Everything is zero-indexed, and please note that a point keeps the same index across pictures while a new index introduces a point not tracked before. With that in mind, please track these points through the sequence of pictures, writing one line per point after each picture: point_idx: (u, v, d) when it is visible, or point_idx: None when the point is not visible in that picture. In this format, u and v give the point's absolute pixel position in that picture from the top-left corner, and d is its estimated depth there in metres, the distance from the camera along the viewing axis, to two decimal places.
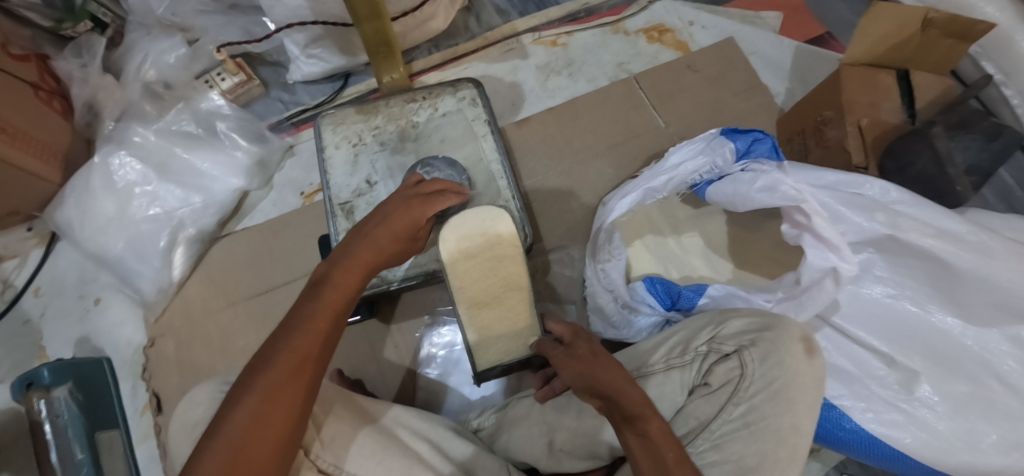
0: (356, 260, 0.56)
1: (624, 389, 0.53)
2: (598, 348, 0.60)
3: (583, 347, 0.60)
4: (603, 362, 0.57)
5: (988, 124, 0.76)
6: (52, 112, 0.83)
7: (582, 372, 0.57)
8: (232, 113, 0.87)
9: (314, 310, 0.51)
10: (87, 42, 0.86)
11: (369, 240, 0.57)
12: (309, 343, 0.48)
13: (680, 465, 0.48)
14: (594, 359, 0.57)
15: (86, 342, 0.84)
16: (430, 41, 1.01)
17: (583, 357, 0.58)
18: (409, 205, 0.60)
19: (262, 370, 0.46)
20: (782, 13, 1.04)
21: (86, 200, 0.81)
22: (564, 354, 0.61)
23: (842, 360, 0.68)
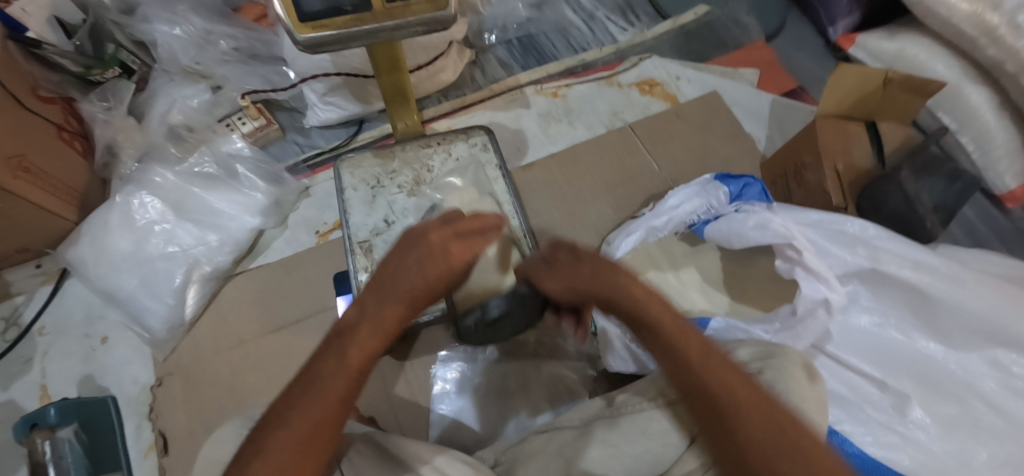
0: (387, 310, 0.54)
1: (624, 287, 0.57)
2: (582, 252, 0.61)
3: (562, 254, 0.62)
4: (590, 265, 0.59)
5: (950, 167, 0.84)
6: (73, 152, 0.85)
7: (573, 284, 0.59)
8: (250, 155, 0.90)
9: (335, 367, 0.50)
10: (114, 86, 0.91)
11: (406, 288, 0.55)
12: (323, 404, 0.48)
13: (705, 359, 0.51)
14: (582, 263, 0.60)
15: (90, 382, 0.83)
16: (440, 91, 1.08)
17: (567, 266, 0.60)
18: (449, 250, 0.57)
19: (276, 433, 0.46)
20: (759, 69, 1.14)
21: (102, 239, 0.82)
22: (547, 268, 0.62)
23: (838, 385, 0.71)
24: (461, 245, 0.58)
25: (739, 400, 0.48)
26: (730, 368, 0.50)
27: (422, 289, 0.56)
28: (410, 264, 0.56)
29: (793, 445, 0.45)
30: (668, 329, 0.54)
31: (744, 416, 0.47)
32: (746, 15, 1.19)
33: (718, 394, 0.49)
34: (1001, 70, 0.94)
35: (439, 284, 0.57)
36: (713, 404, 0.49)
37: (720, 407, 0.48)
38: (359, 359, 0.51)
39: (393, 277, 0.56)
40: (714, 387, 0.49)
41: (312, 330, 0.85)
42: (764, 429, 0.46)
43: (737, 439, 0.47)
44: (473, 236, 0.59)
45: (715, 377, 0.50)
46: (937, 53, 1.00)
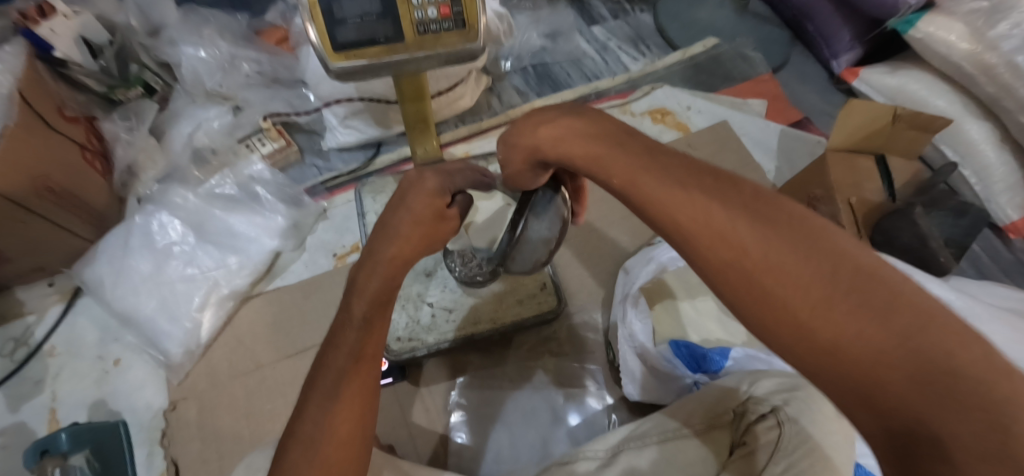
0: (382, 259, 0.50)
1: (598, 152, 0.45)
2: (557, 120, 0.47)
3: (565, 121, 0.47)
4: (563, 143, 0.47)
5: (956, 202, 0.88)
6: (95, 173, 0.86)
7: (546, 153, 0.48)
8: (271, 178, 0.92)
9: (348, 322, 0.49)
10: (136, 107, 0.93)
11: (396, 234, 0.50)
12: (347, 358, 0.47)
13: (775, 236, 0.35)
14: (557, 138, 0.47)
15: (102, 405, 0.81)
16: (457, 116, 1.11)
17: (555, 139, 0.47)
18: (426, 183, 0.53)
19: (309, 396, 0.47)
20: (766, 100, 1.17)
21: (121, 259, 0.83)
22: (533, 149, 0.49)
23: None
24: (434, 175, 0.54)
25: (767, 253, 0.34)
26: (771, 215, 0.35)
27: (416, 231, 0.51)
28: (396, 210, 0.52)
29: (844, 277, 0.32)
30: (672, 193, 0.39)
31: (771, 276, 0.34)
32: (752, 49, 1.23)
33: (730, 257, 0.35)
34: (1000, 107, 0.97)
35: (432, 221, 0.52)
36: (725, 273, 0.36)
37: (752, 275, 0.34)
38: (359, 308, 0.49)
39: (382, 227, 0.52)
40: (735, 252, 0.35)
41: None
42: (789, 279, 0.33)
43: (773, 302, 0.33)
44: (445, 170, 0.56)
45: (743, 236, 0.35)
46: (937, 89, 1.04)
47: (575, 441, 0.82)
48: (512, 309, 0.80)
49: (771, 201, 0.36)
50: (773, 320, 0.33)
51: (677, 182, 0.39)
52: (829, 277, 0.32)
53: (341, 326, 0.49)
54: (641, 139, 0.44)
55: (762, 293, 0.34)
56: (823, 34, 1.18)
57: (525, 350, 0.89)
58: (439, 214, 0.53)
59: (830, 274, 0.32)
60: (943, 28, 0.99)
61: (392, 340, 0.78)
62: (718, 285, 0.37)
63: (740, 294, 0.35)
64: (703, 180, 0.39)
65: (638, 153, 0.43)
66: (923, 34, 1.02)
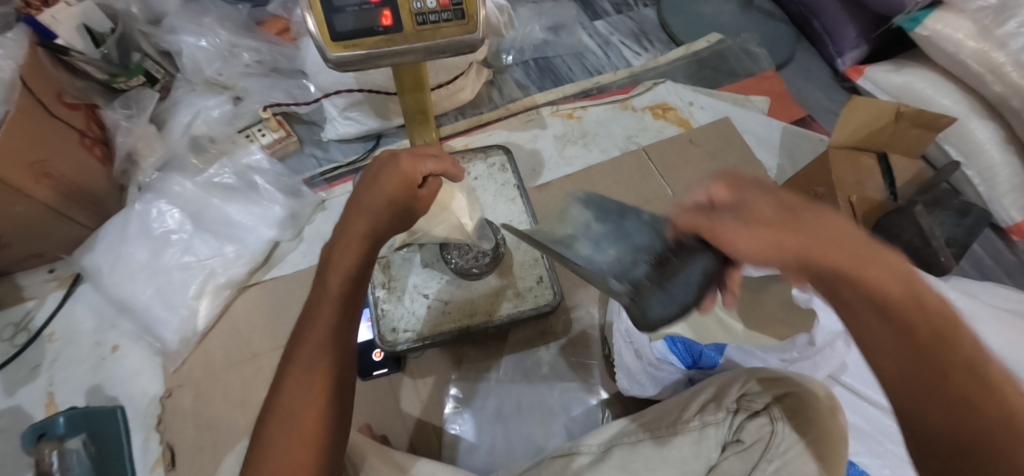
0: (351, 233, 0.53)
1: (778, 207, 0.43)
2: (714, 184, 0.46)
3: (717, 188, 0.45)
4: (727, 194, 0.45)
5: (959, 202, 0.87)
6: (92, 158, 0.86)
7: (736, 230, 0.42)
8: (270, 168, 0.93)
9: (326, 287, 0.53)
10: (137, 95, 0.93)
11: (363, 208, 0.54)
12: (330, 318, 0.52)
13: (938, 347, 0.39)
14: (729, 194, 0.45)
15: (98, 391, 0.81)
16: (457, 109, 1.11)
17: (726, 198, 0.45)
18: (397, 164, 0.55)
19: (286, 374, 0.51)
20: (769, 97, 1.15)
21: (119, 247, 0.84)
22: (737, 219, 0.42)
23: (857, 418, 0.73)
24: (406, 155, 0.55)
25: (943, 328, 0.39)
26: (922, 302, 0.40)
27: (374, 205, 0.54)
28: (365, 188, 0.55)
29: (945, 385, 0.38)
30: (857, 257, 0.41)
31: (948, 344, 0.39)
32: (757, 45, 1.21)
33: (924, 327, 0.39)
34: (1007, 106, 0.96)
35: (394, 197, 0.54)
36: (908, 336, 0.39)
37: (927, 343, 0.39)
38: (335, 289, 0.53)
39: (354, 204, 0.55)
40: (919, 321, 0.39)
41: None
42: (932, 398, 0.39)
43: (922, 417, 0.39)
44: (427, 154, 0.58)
45: (916, 309, 0.40)
46: (942, 88, 1.03)
47: (569, 435, 0.82)
48: (509, 302, 0.80)
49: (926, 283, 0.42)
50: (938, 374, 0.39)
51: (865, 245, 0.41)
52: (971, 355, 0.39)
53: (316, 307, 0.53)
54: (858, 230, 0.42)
55: (936, 355, 0.39)
56: (829, 32, 1.17)
57: (521, 344, 0.89)
58: (406, 189, 0.55)
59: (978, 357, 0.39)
60: (951, 25, 0.98)
61: (387, 331, 0.78)
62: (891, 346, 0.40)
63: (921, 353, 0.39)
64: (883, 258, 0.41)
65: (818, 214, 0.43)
66: (929, 31, 1.00)
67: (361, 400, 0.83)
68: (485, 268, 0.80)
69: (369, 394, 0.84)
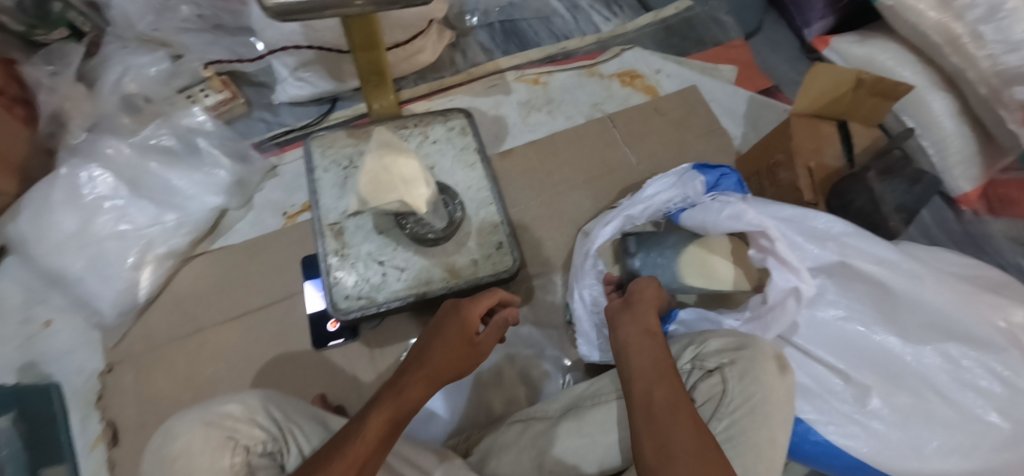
0: (428, 366, 0.55)
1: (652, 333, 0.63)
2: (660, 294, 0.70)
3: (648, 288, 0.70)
4: (650, 304, 0.67)
5: (911, 170, 0.86)
6: (10, 118, 0.81)
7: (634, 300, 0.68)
8: (214, 130, 0.87)
9: (384, 404, 0.51)
10: (60, 49, 0.88)
11: (444, 342, 0.57)
12: (386, 425, 0.49)
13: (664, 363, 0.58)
14: (646, 303, 0.67)
15: (30, 369, 0.77)
16: (418, 73, 1.07)
17: (644, 296, 0.68)
18: (469, 306, 0.61)
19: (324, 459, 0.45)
20: (735, 66, 1.14)
21: (45, 214, 0.78)
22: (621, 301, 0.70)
23: (804, 378, 0.67)
24: (472, 304, 0.61)
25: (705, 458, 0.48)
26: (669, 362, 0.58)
27: (445, 357, 0.56)
28: (438, 329, 0.59)
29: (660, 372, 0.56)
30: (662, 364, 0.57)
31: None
32: (725, 14, 1.20)
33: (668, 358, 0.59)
34: (962, 78, 0.96)
35: (463, 347, 0.58)
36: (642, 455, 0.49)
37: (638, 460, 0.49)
38: (395, 413, 0.50)
39: (425, 344, 0.58)
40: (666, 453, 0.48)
41: (279, 317, 0.81)
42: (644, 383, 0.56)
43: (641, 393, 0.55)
44: (482, 299, 0.63)
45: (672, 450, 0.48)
46: (902, 59, 1.02)
47: (530, 401, 0.82)
48: (466, 269, 0.77)
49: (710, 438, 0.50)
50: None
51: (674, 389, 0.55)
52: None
53: (368, 410, 0.50)
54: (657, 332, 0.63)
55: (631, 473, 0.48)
56: (796, 1, 1.15)
57: None
58: (469, 338, 0.58)
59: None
60: None
61: (340, 298, 0.74)
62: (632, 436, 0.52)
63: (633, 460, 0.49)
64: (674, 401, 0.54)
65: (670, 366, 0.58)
66: (894, 1, 0.99)
67: (315, 372, 0.79)
68: (440, 234, 0.76)
69: (322, 366, 0.79)
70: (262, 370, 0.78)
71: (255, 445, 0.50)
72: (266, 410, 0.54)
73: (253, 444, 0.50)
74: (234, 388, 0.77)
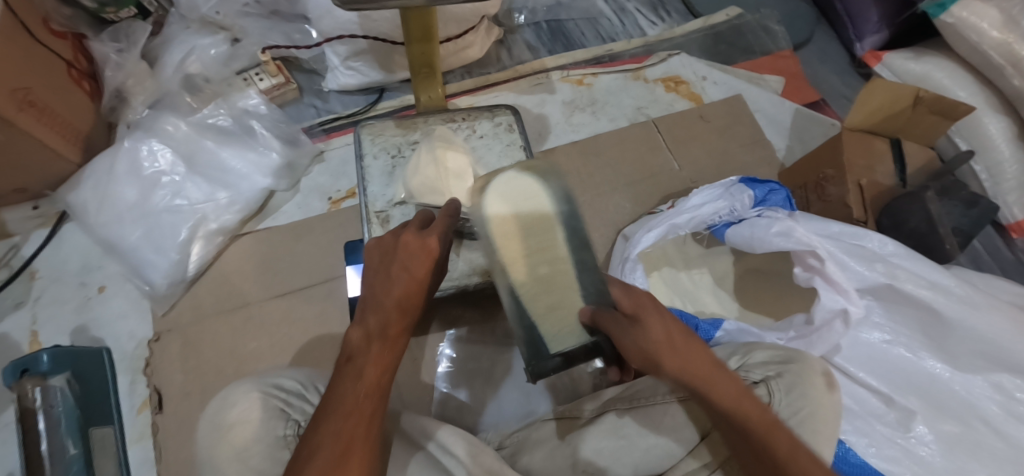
0: (388, 306, 0.51)
1: (722, 384, 0.50)
2: (671, 323, 0.52)
3: (657, 327, 0.51)
4: (689, 348, 0.51)
5: (967, 193, 0.85)
6: (78, 91, 0.85)
7: (660, 362, 0.50)
8: (267, 113, 0.90)
9: (356, 373, 0.48)
10: (128, 27, 0.91)
11: (397, 288, 0.51)
12: (368, 390, 0.48)
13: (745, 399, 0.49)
14: (682, 351, 0.51)
15: (84, 332, 0.80)
16: (464, 67, 1.08)
17: (659, 341, 0.51)
18: (426, 241, 0.54)
19: (316, 441, 0.45)
20: (783, 77, 1.13)
21: (107, 185, 0.82)
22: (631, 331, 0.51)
23: (847, 398, 0.66)
24: (413, 237, 0.53)
25: None
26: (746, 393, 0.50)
27: (416, 287, 0.52)
28: (394, 269, 0.52)
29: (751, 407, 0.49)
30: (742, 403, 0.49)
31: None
32: (776, 23, 1.18)
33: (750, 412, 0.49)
34: None
35: (429, 276, 0.54)
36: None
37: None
38: (388, 353, 0.50)
39: (373, 293, 0.52)
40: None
41: (320, 298, 0.83)
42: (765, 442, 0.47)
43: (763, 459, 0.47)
44: (439, 227, 0.55)
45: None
46: (959, 79, 1.00)
47: (558, 400, 0.83)
48: None
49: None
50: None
51: (795, 445, 0.47)
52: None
53: (354, 366, 0.49)
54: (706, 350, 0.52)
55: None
56: (850, 14, 1.13)
57: None
58: (432, 267, 0.53)
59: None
60: (976, 13, 0.94)
61: None
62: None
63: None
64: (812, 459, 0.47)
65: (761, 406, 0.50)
66: (955, 18, 0.96)
67: None
68: None
69: None
70: (301, 350, 0.80)
71: (306, 420, 0.54)
72: (316, 388, 0.58)
73: (303, 419, 0.55)
74: (274, 365, 0.79)
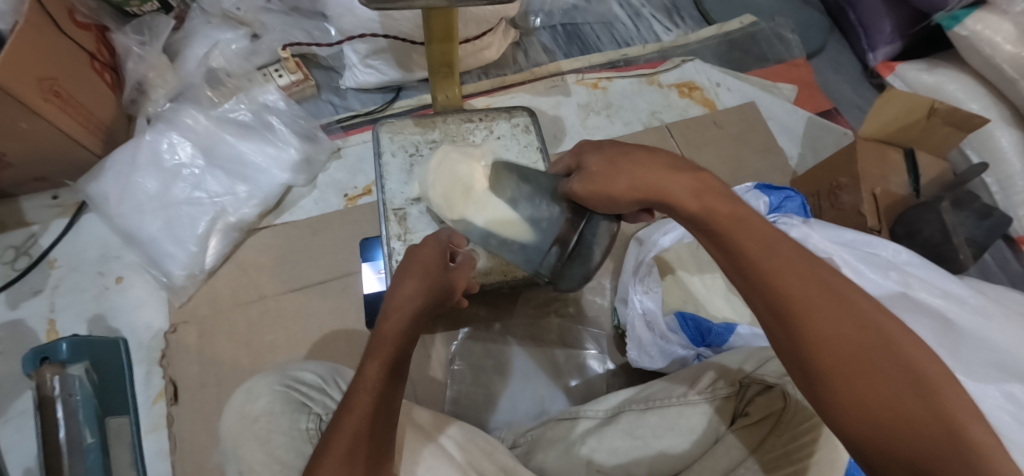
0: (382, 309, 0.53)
1: (680, 193, 0.48)
2: (614, 155, 0.55)
3: (598, 162, 0.56)
4: (639, 164, 0.52)
5: (980, 204, 0.85)
6: (101, 82, 0.85)
7: (610, 192, 0.54)
8: (286, 108, 0.91)
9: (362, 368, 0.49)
10: (150, 20, 0.92)
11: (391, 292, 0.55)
12: (372, 382, 0.47)
13: (735, 221, 0.45)
14: (634, 171, 0.52)
15: (101, 321, 0.81)
16: (481, 69, 1.09)
17: (606, 173, 0.55)
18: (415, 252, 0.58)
19: (328, 440, 0.44)
20: (796, 86, 1.14)
21: (128, 176, 0.83)
22: (585, 184, 0.57)
23: None
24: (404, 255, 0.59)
25: (851, 340, 0.38)
26: (747, 220, 0.45)
27: (417, 274, 0.55)
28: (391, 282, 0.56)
29: (750, 239, 0.43)
30: (741, 236, 0.44)
31: (879, 419, 0.36)
32: (790, 31, 1.19)
33: (746, 242, 0.43)
34: None
35: (425, 272, 0.56)
36: (798, 357, 0.40)
37: (839, 374, 0.38)
38: (387, 347, 0.50)
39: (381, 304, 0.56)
40: (831, 343, 0.38)
41: (335, 294, 0.84)
42: (785, 273, 0.41)
43: (775, 302, 0.40)
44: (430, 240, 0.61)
45: (852, 326, 0.39)
46: (972, 91, 1.01)
47: (571, 400, 0.83)
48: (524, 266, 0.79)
49: (839, 275, 0.42)
50: (878, 443, 0.36)
51: (772, 239, 0.43)
52: (947, 423, 0.35)
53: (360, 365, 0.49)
54: (712, 182, 0.49)
55: (816, 399, 0.39)
56: (864, 24, 1.14)
57: (531, 307, 0.90)
58: (423, 266, 0.56)
59: (947, 443, 0.35)
60: (991, 27, 0.95)
61: None
62: (763, 326, 0.42)
63: (798, 362, 0.39)
64: (791, 249, 0.42)
65: (733, 201, 0.46)
66: (968, 31, 0.97)
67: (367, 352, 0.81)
68: None
69: None
70: (317, 344, 0.81)
71: (327, 415, 0.55)
72: (335, 383, 0.59)
73: (323, 413, 0.55)
74: (290, 358, 0.80)
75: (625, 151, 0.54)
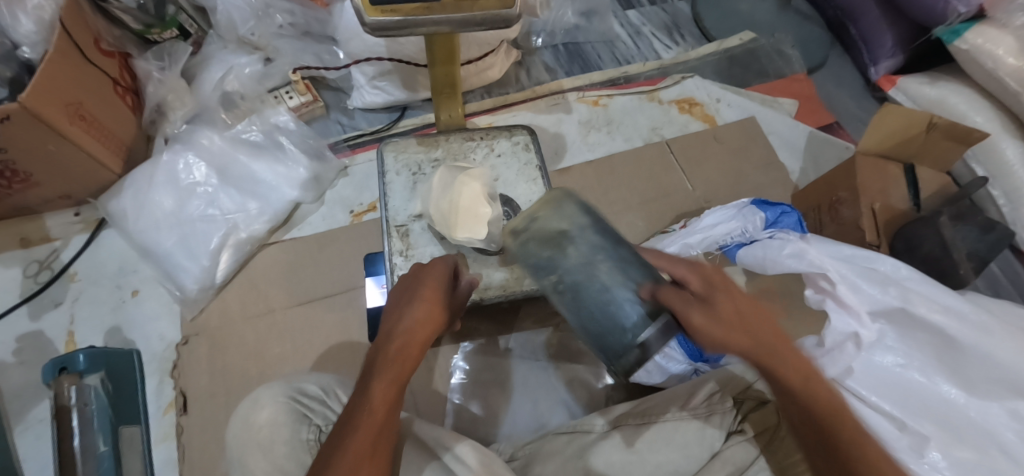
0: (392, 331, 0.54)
1: (789, 357, 0.50)
2: (733, 303, 0.52)
3: (724, 305, 0.51)
4: (758, 322, 0.51)
5: (983, 218, 0.85)
6: (123, 105, 0.90)
7: (730, 342, 0.50)
8: (296, 129, 0.95)
9: (370, 386, 0.50)
10: (170, 47, 0.97)
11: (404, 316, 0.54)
12: (384, 402, 0.49)
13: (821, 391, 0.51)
14: (752, 329, 0.50)
15: (118, 333, 0.84)
16: (484, 88, 1.12)
17: (728, 319, 0.50)
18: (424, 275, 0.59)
19: (334, 453, 0.47)
20: (798, 100, 1.15)
21: (146, 194, 0.87)
22: (704, 317, 0.50)
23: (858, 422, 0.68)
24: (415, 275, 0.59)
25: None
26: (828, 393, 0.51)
27: (430, 300, 0.56)
28: (398, 306, 0.56)
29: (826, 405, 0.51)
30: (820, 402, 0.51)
31: None
32: (791, 47, 1.20)
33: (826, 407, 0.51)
34: None
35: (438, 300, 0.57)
36: None
37: None
38: (397, 369, 0.51)
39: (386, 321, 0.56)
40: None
41: (341, 308, 0.87)
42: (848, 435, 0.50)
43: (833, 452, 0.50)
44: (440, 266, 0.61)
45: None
46: (975, 104, 1.00)
47: (571, 414, 0.84)
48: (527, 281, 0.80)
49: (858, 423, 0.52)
50: None
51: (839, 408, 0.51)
52: None
53: (366, 380, 0.51)
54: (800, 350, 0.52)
55: None
56: (864, 38, 1.15)
57: (532, 321, 0.91)
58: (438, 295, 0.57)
59: None
60: (992, 40, 0.95)
61: None
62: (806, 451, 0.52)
63: None
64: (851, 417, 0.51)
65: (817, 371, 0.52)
66: (969, 45, 0.98)
67: None
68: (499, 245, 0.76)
69: None
70: (322, 356, 0.83)
71: (327, 426, 0.57)
72: (338, 395, 0.61)
73: (323, 424, 0.57)
74: (297, 369, 0.82)
75: (741, 300, 0.52)
